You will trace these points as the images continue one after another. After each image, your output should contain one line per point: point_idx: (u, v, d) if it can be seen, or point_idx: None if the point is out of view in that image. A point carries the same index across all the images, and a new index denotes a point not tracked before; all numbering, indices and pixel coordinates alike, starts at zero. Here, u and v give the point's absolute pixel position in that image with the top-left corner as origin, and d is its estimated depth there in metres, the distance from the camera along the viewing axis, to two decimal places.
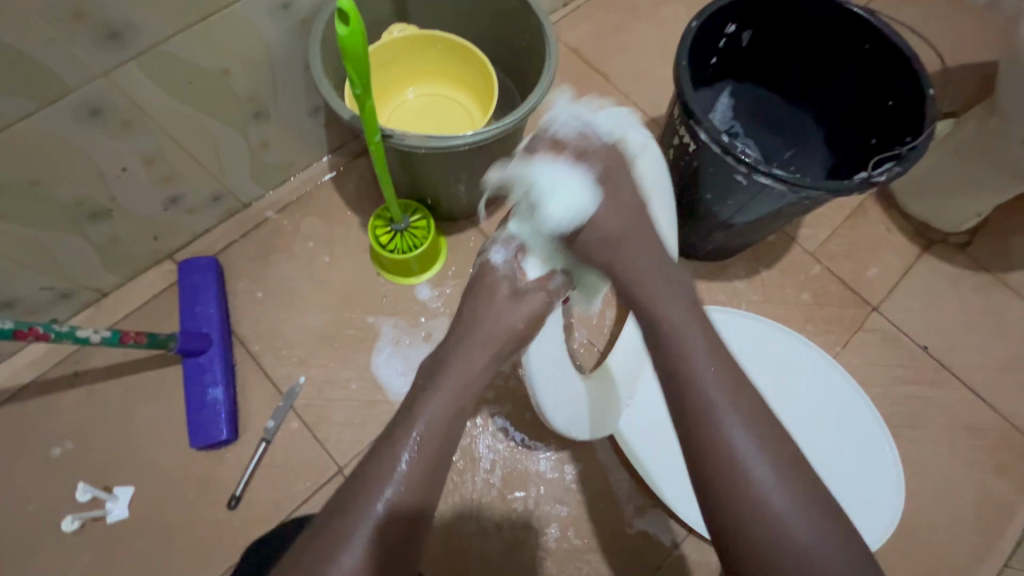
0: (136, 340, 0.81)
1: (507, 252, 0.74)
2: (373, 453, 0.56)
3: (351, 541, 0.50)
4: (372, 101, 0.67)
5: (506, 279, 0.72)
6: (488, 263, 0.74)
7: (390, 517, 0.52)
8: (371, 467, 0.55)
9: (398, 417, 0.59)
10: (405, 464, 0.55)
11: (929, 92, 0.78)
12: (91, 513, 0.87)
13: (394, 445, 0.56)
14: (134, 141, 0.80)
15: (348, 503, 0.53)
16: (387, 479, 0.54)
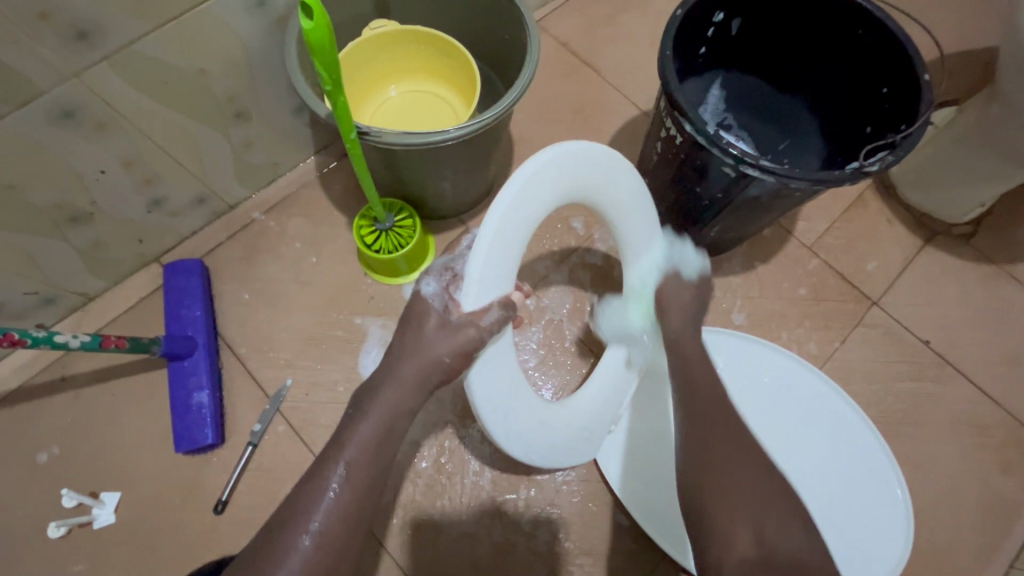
0: (117, 345, 0.81)
1: (440, 284, 0.65)
2: (312, 474, 0.58)
3: (283, 567, 0.52)
4: (344, 96, 0.66)
5: (435, 310, 0.63)
6: (420, 293, 0.65)
7: (322, 540, 0.54)
8: (305, 491, 0.57)
9: (339, 446, 0.59)
10: (334, 492, 0.56)
11: (923, 77, 0.75)
12: (77, 519, 0.86)
13: (326, 473, 0.57)
14: (111, 143, 0.79)
15: (284, 528, 0.55)
16: (316, 506, 0.56)
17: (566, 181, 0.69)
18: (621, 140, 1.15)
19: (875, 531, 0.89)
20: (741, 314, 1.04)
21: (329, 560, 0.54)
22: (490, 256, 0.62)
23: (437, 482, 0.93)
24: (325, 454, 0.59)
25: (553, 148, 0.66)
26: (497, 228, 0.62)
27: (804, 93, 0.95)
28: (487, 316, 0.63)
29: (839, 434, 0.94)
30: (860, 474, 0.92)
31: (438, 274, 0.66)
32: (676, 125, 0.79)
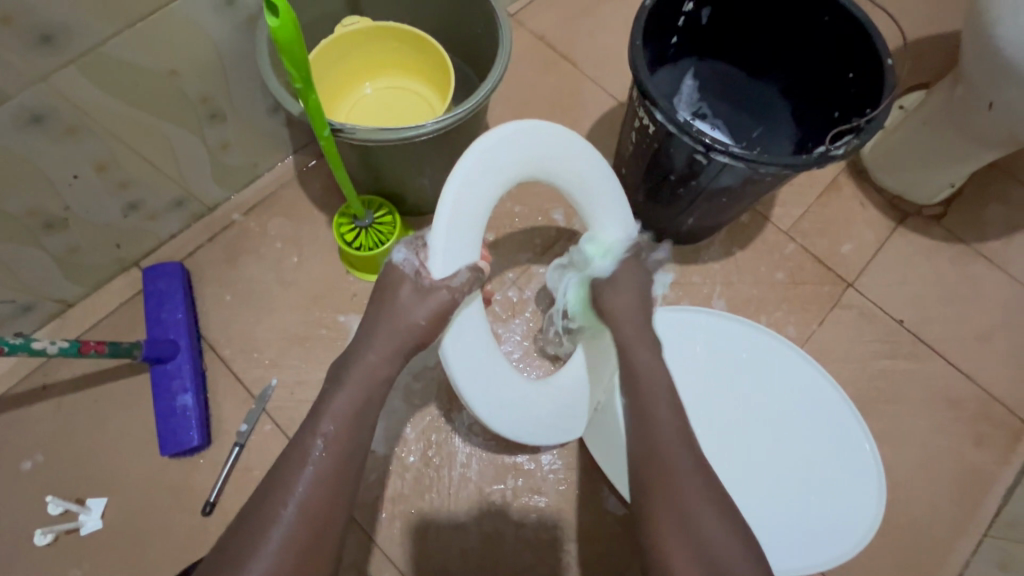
0: (97, 350, 0.81)
1: (409, 251, 0.71)
2: (287, 456, 0.59)
3: (265, 542, 0.53)
4: (315, 93, 0.66)
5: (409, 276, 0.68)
6: (391, 262, 0.71)
7: (303, 514, 0.55)
8: (286, 468, 0.57)
9: (312, 429, 0.60)
10: (315, 462, 0.57)
11: (886, 61, 0.77)
12: (64, 526, 0.86)
13: (305, 449, 0.58)
14: (83, 148, 0.79)
15: (262, 505, 0.55)
16: (296, 481, 0.56)
17: (520, 160, 0.74)
18: (598, 131, 1.16)
19: (851, 505, 0.90)
20: (720, 300, 1.05)
21: (311, 533, 0.54)
22: (447, 228, 0.69)
23: (425, 475, 0.94)
24: (302, 431, 0.60)
25: (500, 130, 0.72)
26: (454, 202, 0.69)
27: (775, 79, 0.96)
28: (457, 278, 0.69)
29: (815, 409, 0.95)
30: (835, 449, 0.93)
31: (408, 243, 0.72)
32: (648, 115, 0.80)
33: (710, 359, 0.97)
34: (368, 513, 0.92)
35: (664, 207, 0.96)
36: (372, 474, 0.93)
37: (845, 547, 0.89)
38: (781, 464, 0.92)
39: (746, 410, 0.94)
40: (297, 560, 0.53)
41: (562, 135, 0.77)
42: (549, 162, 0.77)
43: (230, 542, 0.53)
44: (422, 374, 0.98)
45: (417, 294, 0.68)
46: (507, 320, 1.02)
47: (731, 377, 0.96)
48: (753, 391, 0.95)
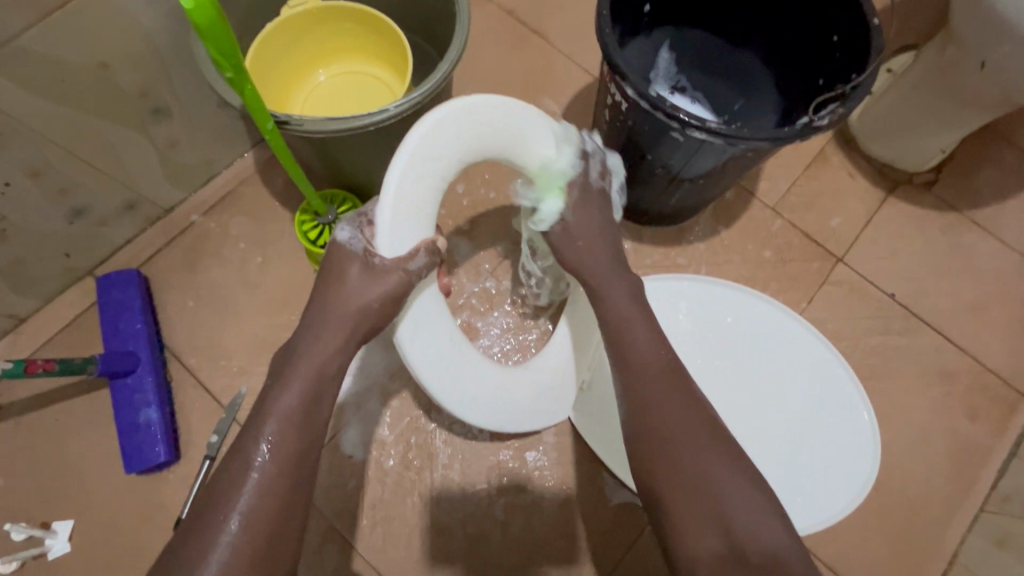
0: (45, 368, 0.76)
1: (353, 228, 0.68)
2: (228, 466, 0.57)
3: (210, 554, 0.51)
4: (250, 81, 0.61)
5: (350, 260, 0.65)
6: (335, 242, 0.68)
7: (250, 521, 0.53)
8: (230, 478, 0.56)
9: (244, 438, 0.58)
10: (259, 471, 0.56)
11: (872, 21, 0.72)
12: (30, 552, 0.83)
13: (248, 455, 0.57)
14: (11, 152, 0.73)
15: (205, 518, 0.53)
16: (239, 491, 0.54)
17: (467, 141, 0.71)
18: (574, 110, 1.11)
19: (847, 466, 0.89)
20: None
21: (259, 541, 0.53)
22: (396, 202, 0.65)
23: (406, 478, 0.91)
24: (243, 438, 0.58)
25: (439, 111, 0.69)
26: (399, 179, 0.66)
27: (756, 47, 0.90)
28: (414, 260, 0.66)
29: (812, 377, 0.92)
30: (829, 418, 0.91)
31: (352, 220, 0.69)
32: (619, 91, 0.75)
33: (701, 328, 0.94)
34: (349, 520, 0.89)
35: (645, 188, 0.91)
36: (351, 481, 0.90)
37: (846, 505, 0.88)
38: (778, 429, 0.90)
39: (737, 378, 0.92)
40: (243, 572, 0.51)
41: (509, 109, 0.74)
42: (500, 130, 0.73)
43: (174, 558, 0.51)
44: (398, 374, 0.94)
45: (368, 279, 0.65)
46: (486, 313, 0.98)
47: (723, 344, 0.93)
48: (746, 358, 0.93)
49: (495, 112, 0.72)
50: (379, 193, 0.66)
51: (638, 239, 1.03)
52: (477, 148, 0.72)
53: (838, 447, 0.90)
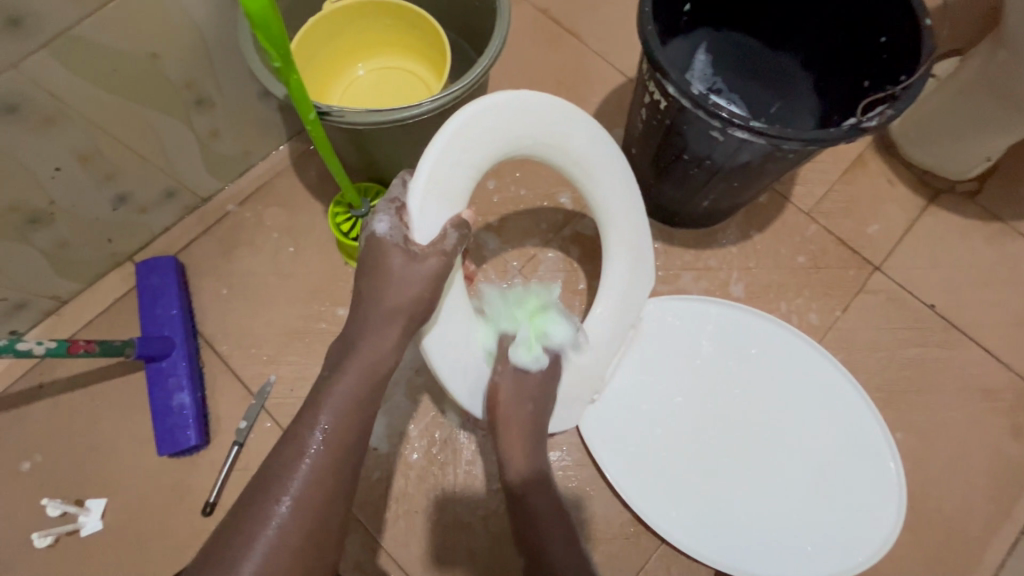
0: (86, 349, 0.78)
1: (390, 219, 0.66)
2: (281, 452, 0.58)
3: (261, 534, 0.53)
4: (296, 71, 0.63)
5: (396, 246, 0.65)
6: (373, 235, 0.66)
7: (300, 505, 0.55)
8: (281, 464, 0.57)
9: (299, 419, 0.60)
10: (312, 456, 0.58)
11: (924, 22, 0.70)
12: (64, 528, 0.85)
13: (302, 443, 0.58)
14: (64, 138, 0.75)
15: (256, 499, 0.55)
16: (292, 475, 0.57)
17: (509, 134, 0.71)
18: (606, 110, 1.10)
19: (866, 509, 0.85)
20: (738, 285, 1.00)
21: (304, 529, 0.55)
22: (434, 180, 0.65)
23: (430, 473, 0.91)
24: (297, 424, 0.60)
25: (486, 100, 0.68)
26: (440, 155, 0.65)
27: (796, 50, 0.89)
28: (446, 239, 0.66)
29: (839, 422, 0.88)
30: (850, 459, 0.87)
31: (386, 208, 0.67)
32: (659, 89, 0.74)
33: (722, 354, 0.91)
34: (371, 512, 0.89)
35: (681, 187, 0.89)
36: (376, 473, 0.90)
37: (861, 555, 0.83)
38: (792, 467, 0.86)
39: (752, 408, 0.88)
40: (283, 559, 0.53)
41: (557, 108, 0.74)
42: (544, 131, 0.73)
43: (226, 540, 0.53)
44: (424, 368, 0.95)
45: (409, 267, 0.64)
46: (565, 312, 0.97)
47: (745, 372, 0.90)
48: (769, 390, 0.89)
49: (543, 109, 0.73)
50: (415, 175, 0.65)
51: (668, 241, 1.02)
52: (518, 143, 0.72)
53: (855, 490, 0.85)
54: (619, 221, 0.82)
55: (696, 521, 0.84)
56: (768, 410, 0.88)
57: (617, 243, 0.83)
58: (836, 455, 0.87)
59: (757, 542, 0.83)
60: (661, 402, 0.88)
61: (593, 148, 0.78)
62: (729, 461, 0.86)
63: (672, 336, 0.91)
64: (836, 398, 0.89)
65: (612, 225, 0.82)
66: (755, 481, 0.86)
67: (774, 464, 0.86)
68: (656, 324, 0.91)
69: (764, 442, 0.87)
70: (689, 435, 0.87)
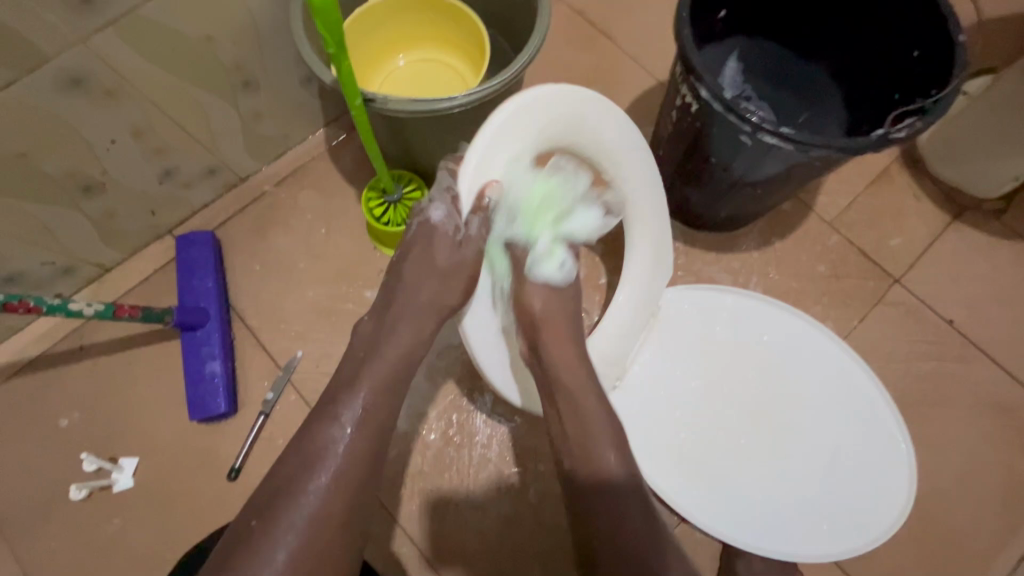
0: (130, 314, 0.82)
1: (445, 208, 0.71)
2: (314, 431, 0.59)
3: (302, 511, 0.54)
4: (347, 57, 0.66)
5: (447, 232, 0.70)
6: (427, 220, 0.71)
7: (341, 479, 0.57)
8: (316, 446, 0.58)
9: (329, 398, 0.61)
10: (348, 437, 0.59)
11: (958, 37, 0.71)
12: (97, 483, 0.89)
13: (337, 426, 0.59)
14: (121, 111, 0.79)
15: (295, 473, 0.56)
16: (326, 456, 0.57)
17: (550, 121, 0.73)
18: (634, 112, 1.12)
19: (877, 490, 0.86)
20: (757, 290, 1.01)
21: (337, 511, 0.56)
22: (480, 159, 0.67)
23: (445, 453, 0.94)
24: (332, 408, 0.60)
25: (532, 91, 0.70)
26: (489, 136, 0.67)
27: (827, 60, 0.90)
28: (472, 225, 0.70)
29: (853, 409, 0.89)
30: (860, 443, 0.88)
31: (442, 195, 0.71)
32: (691, 92, 0.76)
33: (735, 342, 0.92)
34: (387, 487, 0.92)
35: (706, 190, 0.91)
36: (393, 451, 0.94)
37: (875, 534, 0.84)
38: (804, 451, 0.87)
39: (764, 394, 0.90)
40: (317, 537, 0.54)
41: (595, 102, 0.76)
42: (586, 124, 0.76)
43: (268, 508, 0.54)
44: (445, 352, 0.98)
45: (456, 252, 0.70)
46: (587, 307, 1.00)
47: (757, 359, 0.91)
48: (781, 377, 0.91)
49: (582, 105, 0.75)
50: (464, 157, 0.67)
51: (690, 242, 1.04)
52: (559, 133, 0.74)
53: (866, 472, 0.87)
54: (647, 216, 0.85)
55: (714, 504, 0.85)
56: (783, 395, 0.90)
57: (639, 234, 0.85)
58: (846, 439, 0.88)
59: (772, 523, 0.84)
60: (676, 387, 0.90)
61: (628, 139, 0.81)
62: (745, 444, 0.88)
63: (686, 322, 0.93)
64: (844, 382, 0.90)
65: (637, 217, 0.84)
66: (768, 464, 0.87)
67: (789, 445, 0.88)
68: (673, 311, 0.93)
69: (776, 427, 0.88)
70: (703, 420, 0.89)
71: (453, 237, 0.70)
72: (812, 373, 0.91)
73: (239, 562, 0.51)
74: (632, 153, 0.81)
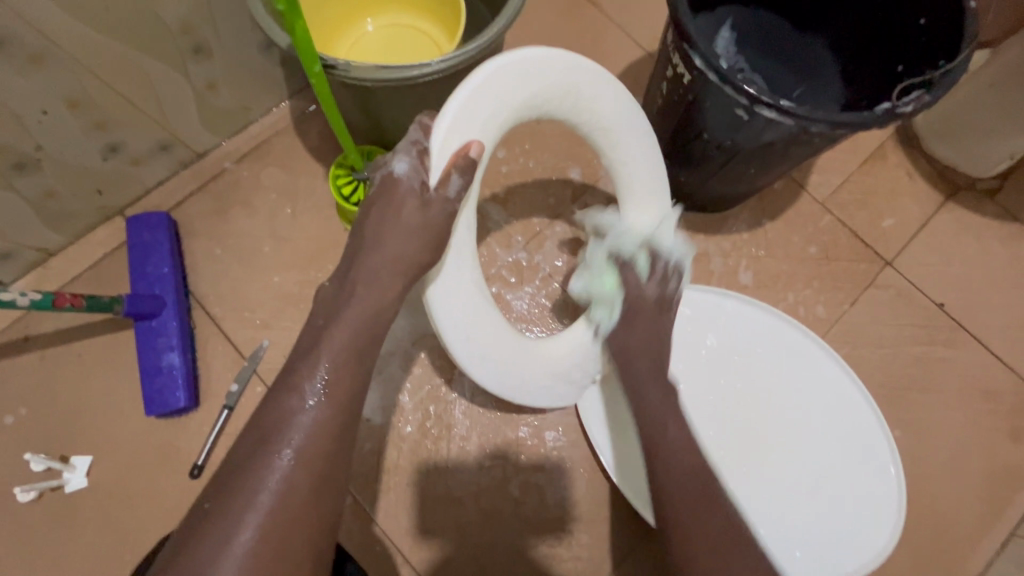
0: (73, 304, 0.75)
1: (411, 161, 0.61)
2: (276, 403, 0.54)
3: (261, 489, 0.49)
4: (301, 18, 0.59)
5: (413, 193, 0.60)
6: (391, 175, 0.61)
7: (311, 460, 0.51)
8: (277, 417, 0.53)
9: (296, 362, 0.57)
10: (312, 409, 0.54)
11: (968, 4, 0.67)
12: (48, 484, 0.83)
13: (300, 392, 0.54)
14: (50, 77, 0.71)
15: (255, 452, 0.51)
16: (288, 427, 0.52)
17: (541, 85, 0.67)
18: (622, 84, 1.06)
19: (863, 511, 0.84)
20: (747, 274, 0.97)
21: (304, 489, 0.51)
22: (457, 117, 0.61)
23: (423, 446, 0.90)
24: (293, 377, 0.55)
25: (517, 55, 0.65)
26: (469, 93, 0.61)
27: (826, 30, 0.85)
28: (451, 184, 0.60)
29: (845, 430, 0.87)
30: (850, 463, 0.86)
31: (407, 149, 0.61)
32: (683, 61, 0.70)
33: (729, 347, 0.90)
34: (362, 482, 0.88)
35: (696, 169, 0.86)
36: (367, 445, 0.89)
37: (854, 557, 0.82)
38: (790, 466, 0.86)
39: (755, 403, 0.88)
40: (284, 520, 0.49)
41: (589, 68, 0.71)
42: (581, 93, 0.71)
43: (227, 487, 0.49)
44: (421, 341, 0.93)
45: (422, 215, 0.60)
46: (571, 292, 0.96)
47: (751, 366, 0.89)
48: (775, 388, 0.88)
49: (576, 75, 0.70)
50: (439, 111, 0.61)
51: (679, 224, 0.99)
52: (550, 99, 0.69)
53: (853, 492, 0.85)
54: (645, 202, 0.81)
55: None
56: (777, 412, 0.88)
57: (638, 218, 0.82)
58: (837, 458, 0.86)
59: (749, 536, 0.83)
60: None
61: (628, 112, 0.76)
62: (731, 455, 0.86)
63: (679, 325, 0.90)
64: (840, 398, 0.88)
65: (632, 201, 0.81)
66: (752, 477, 0.85)
67: (769, 465, 0.86)
68: None
69: (765, 439, 0.87)
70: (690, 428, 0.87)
71: (422, 200, 0.60)
72: (808, 385, 0.89)
73: (196, 545, 0.47)
74: (629, 128, 0.76)
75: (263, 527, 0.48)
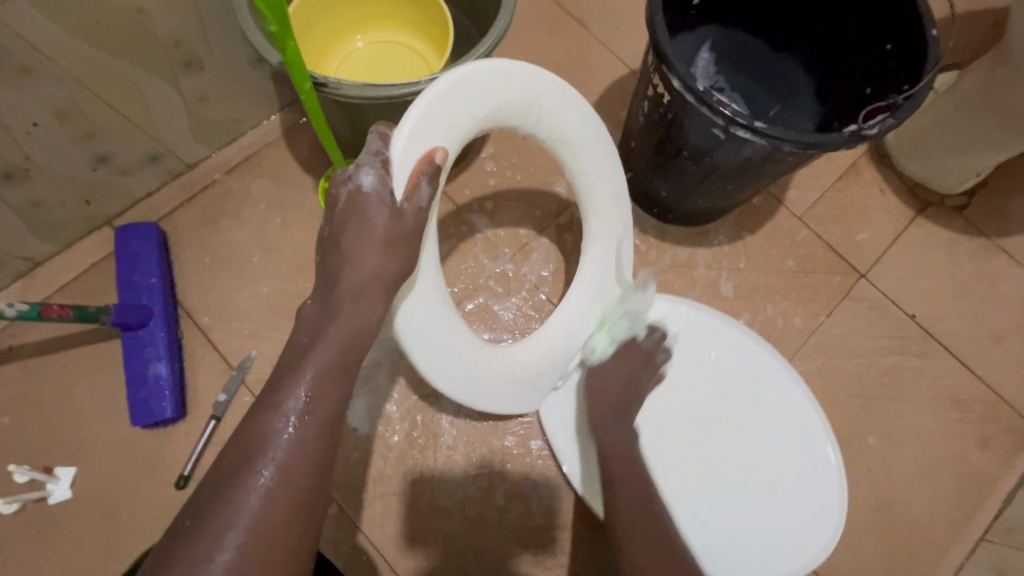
0: (59, 314, 0.75)
1: (375, 171, 0.60)
2: (258, 423, 0.55)
3: (243, 505, 0.50)
4: (293, 38, 0.61)
5: (382, 205, 0.60)
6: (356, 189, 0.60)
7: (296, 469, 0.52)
8: (258, 437, 0.54)
9: (280, 379, 0.57)
10: (293, 429, 0.54)
11: (930, 32, 0.70)
12: (31, 495, 0.83)
13: (281, 411, 0.55)
14: (40, 89, 0.71)
15: (235, 472, 0.52)
16: (270, 446, 0.53)
17: (501, 96, 0.69)
18: (607, 100, 1.09)
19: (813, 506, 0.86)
20: (727, 285, 1.00)
21: (286, 506, 0.52)
22: (418, 129, 0.62)
23: (410, 454, 0.91)
24: (275, 398, 0.56)
25: (481, 63, 0.67)
26: (429, 104, 0.63)
27: (798, 52, 0.89)
28: (421, 192, 0.61)
29: (790, 428, 0.89)
30: (795, 461, 0.87)
31: (370, 161, 0.60)
32: (663, 81, 0.73)
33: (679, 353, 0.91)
34: (349, 492, 0.89)
35: (675, 183, 0.89)
36: (354, 454, 0.90)
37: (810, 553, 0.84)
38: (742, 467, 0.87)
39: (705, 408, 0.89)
40: (265, 536, 0.50)
41: (550, 80, 0.73)
42: (541, 103, 0.73)
43: (206, 508, 0.50)
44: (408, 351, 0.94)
45: (396, 224, 0.60)
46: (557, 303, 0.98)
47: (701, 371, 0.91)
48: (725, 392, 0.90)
49: (539, 87, 0.72)
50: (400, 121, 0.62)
51: (661, 237, 1.02)
52: (512, 109, 0.71)
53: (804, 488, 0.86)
54: (604, 208, 0.84)
55: None
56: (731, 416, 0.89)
57: (598, 223, 0.84)
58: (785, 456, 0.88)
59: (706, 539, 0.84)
60: None
61: (585, 121, 0.78)
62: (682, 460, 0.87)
63: None
64: (786, 397, 0.90)
65: (591, 207, 0.84)
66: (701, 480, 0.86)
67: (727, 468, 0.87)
68: None
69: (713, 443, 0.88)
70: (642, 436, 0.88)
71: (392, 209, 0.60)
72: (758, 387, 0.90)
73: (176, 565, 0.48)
74: (586, 135, 0.79)
75: (245, 545, 0.49)
